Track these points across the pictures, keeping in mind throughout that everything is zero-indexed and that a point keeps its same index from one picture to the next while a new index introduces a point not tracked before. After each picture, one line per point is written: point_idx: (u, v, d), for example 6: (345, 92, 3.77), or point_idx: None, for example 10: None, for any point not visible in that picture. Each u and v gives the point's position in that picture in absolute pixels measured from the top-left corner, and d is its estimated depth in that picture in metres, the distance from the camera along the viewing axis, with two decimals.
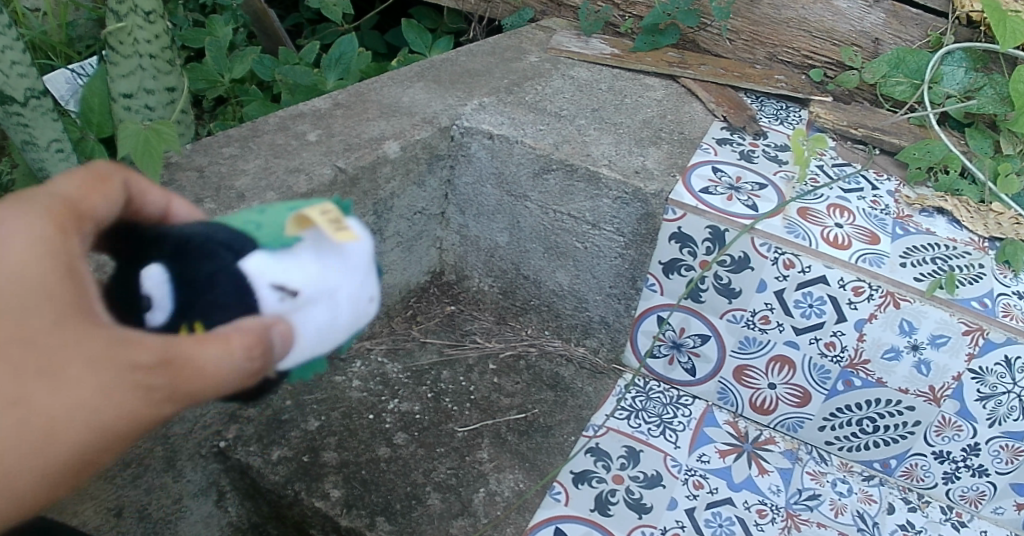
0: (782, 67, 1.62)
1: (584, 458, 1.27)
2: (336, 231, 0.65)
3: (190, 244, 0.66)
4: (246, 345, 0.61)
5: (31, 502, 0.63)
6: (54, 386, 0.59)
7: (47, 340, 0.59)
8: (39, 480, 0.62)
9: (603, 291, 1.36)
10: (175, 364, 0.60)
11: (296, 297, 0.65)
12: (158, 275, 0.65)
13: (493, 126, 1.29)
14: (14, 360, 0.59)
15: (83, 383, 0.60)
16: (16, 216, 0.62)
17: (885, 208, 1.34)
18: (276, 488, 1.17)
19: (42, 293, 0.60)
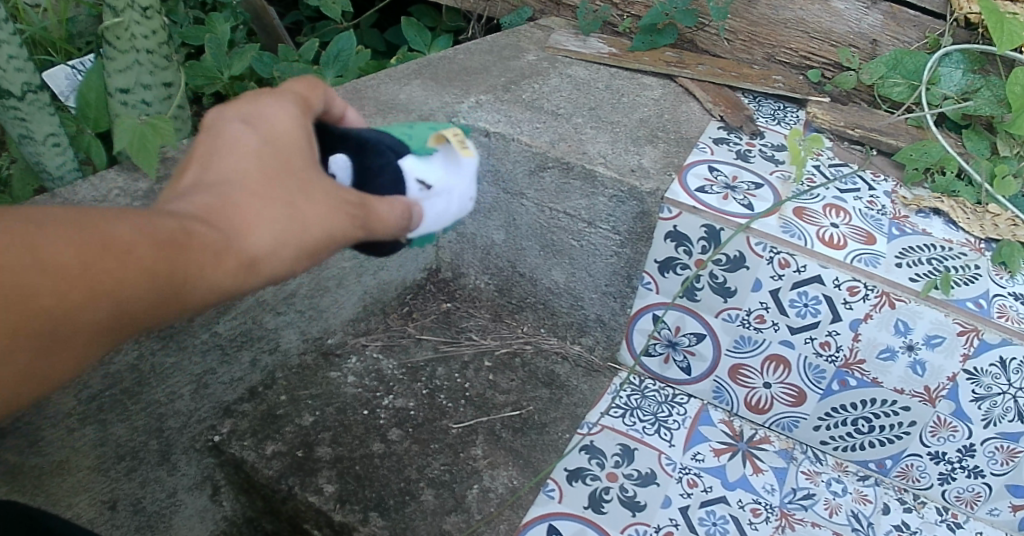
0: (780, 67, 1.63)
1: (578, 455, 1.27)
2: (461, 147, 0.86)
3: (366, 145, 0.85)
4: (414, 216, 0.80)
5: (234, 288, 0.69)
6: (294, 209, 0.70)
7: (305, 169, 0.72)
8: (253, 272, 0.69)
9: (599, 289, 1.36)
10: (374, 211, 0.75)
11: (430, 191, 0.86)
12: (342, 161, 0.84)
13: (489, 123, 1.29)
14: (277, 174, 0.71)
15: (324, 202, 0.71)
16: (284, 102, 0.77)
17: (881, 208, 1.34)
18: (270, 483, 1.17)
19: (292, 146, 0.73)
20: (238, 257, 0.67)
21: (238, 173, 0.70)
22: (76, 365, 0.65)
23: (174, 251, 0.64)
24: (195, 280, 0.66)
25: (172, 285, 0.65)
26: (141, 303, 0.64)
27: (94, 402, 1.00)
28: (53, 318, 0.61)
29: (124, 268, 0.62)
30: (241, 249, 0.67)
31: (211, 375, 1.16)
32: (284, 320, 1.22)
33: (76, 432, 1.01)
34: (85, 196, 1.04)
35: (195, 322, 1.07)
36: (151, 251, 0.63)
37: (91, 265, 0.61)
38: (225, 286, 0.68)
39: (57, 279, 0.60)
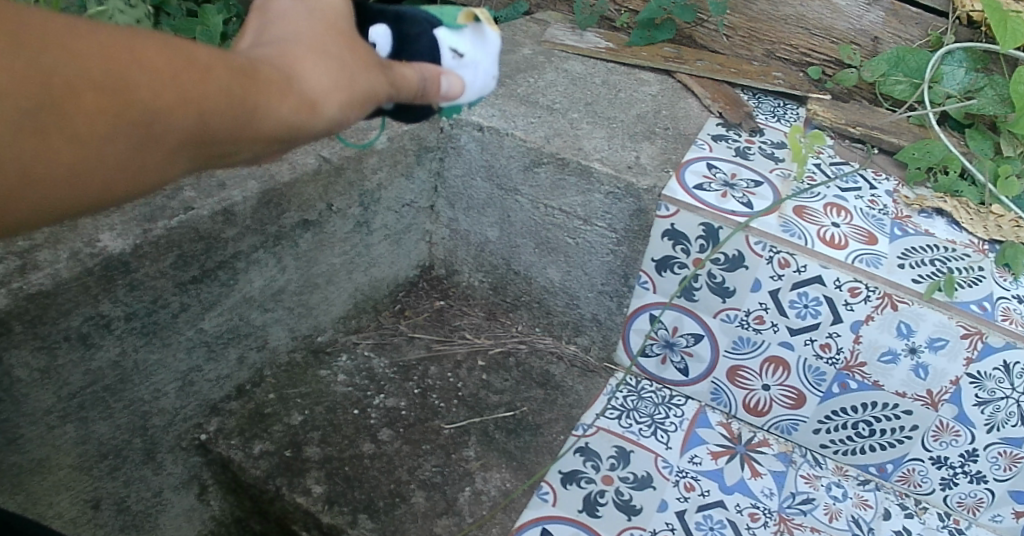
0: (779, 64, 1.60)
1: (573, 457, 1.25)
2: (492, 28, 0.89)
3: (405, 15, 0.87)
4: (456, 93, 0.81)
5: (300, 125, 0.65)
6: (347, 70, 0.69)
7: (362, 47, 0.72)
8: (312, 113, 0.65)
9: (595, 287, 1.33)
10: (405, 85, 0.74)
11: (461, 58, 0.87)
12: (382, 32, 0.85)
13: (483, 118, 1.27)
14: (326, 33, 0.70)
15: (381, 78, 0.71)
16: None
17: (883, 208, 1.32)
18: (257, 483, 1.14)
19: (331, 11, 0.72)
20: (304, 97, 0.64)
21: (293, 34, 0.68)
22: (137, 190, 0.59)
23: (245, 79, 0.60)
24: (262, 111, 0.61)
25: (246, 112, 0.60)
26: (219, 131, 0.59)
27: (75, 400, 0.98)
28: (134, 128, 0.55)
29: (211, 77, 0.58)
30: (302, 89, 0.65)
31: (197, 372, 1.13)
32: (273, 317, 1.19)
33: (57, 430, 0.98)
34: None
35: (180, 318, 1.04)
36: (227, 76, 0.59)
37: (179, 78, 0.56)
38: (291, 121, 0.64)
39: (145, 78, 0.54)
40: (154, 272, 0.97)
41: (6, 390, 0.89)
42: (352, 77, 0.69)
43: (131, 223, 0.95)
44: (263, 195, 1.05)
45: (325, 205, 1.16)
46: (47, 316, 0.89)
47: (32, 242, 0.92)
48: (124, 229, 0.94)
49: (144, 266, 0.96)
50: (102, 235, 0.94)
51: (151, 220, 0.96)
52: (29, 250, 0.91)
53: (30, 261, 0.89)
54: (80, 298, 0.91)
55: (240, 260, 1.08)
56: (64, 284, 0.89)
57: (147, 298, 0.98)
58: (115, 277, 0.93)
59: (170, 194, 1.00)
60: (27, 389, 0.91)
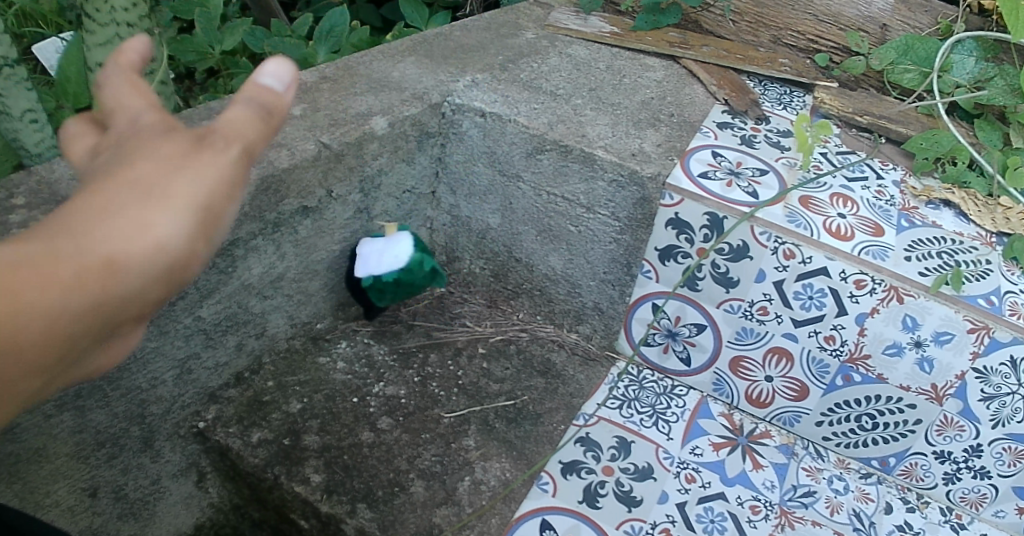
0: (786, 51, 1.56)
1: (573, 447, 1.24)
2: None
3: None
4: (292, 77, 0.66)
5: (97, 303, 0.53)
6: (161, 175, 0.57)
7: (148, 145, 0.60)
8: (106, 289, 0.53)
9: (597, 276, 1.31)
10: (242, 145, 0.61)
11: None
12: None
13: (486, 103, 1.23)
14: (138, 152, 0.59)
15: (194, 157, 0.58)
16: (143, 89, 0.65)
17: (890, 199, 1.30)
18: (256, 472, 1.14)
19: (156, 131, 0.62)
20: (90, 255, 0.52)
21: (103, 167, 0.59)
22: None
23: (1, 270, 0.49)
24: (38, 314, 0.50)
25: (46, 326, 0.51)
26: None
27: (71, 389, 0.97)
28: None
29: None
30: (91, 255, 0.53)
31: (195, 360, 1.12)
32: (272, 304, 1.18)
33: (54, 419, 0.97)
34: (62, 174, 0.99)
35: (177, 306, 1.03)
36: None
37: None
38: (83, 304, 0.52)
39: None
40: None
41: None
42: (165, 198, 0.56)
43: None
44: (262, 182, 1.02)
45: (324, 192, 1.12)
46: None
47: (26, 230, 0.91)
48: None
49: None
50: None
51: None
52: None
53: None
54: None
55: (237, 247, 1.04)
56: None
57: None
58: None
59: None
60: None
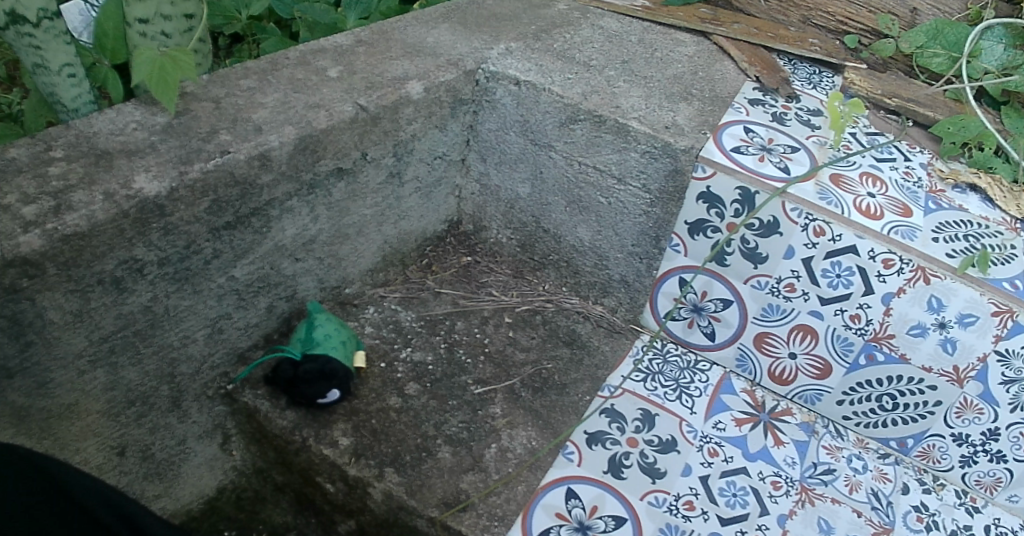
0: (815, 31, 1.55)
1: (598, 418, 1.24)
2: None
3: None
4: None
5: None
6: None
7: None
8: None
9: (625, 248, 1.31)
10: None
11: None
12: None
13: (520, 72, 1.22)
14: None
15: None
16: None
17: (917, 180, 1.30)
18: (284, 434, 1.14)
19: None
20: None
21: None
22: None
23: None
24: None
25: None
26: None
27: (106, 344, 0.97)
28: None
29: None
30: None
31: (227, 320, 1.11)
32: (303, 267, 1.17)
33: (87, 375, 0.98)
34: (101, 128, 0.99)
35: (212, 265, 1.03)
36: None
37: None
38: None
39: None
40: (189, 217, 0.96)
41: (38, 332, 0.90)
42: None
43: (166, 166, 0.94)
44: (300, 141, 1.02)
45: (359, 154, 1.12)
46: (80, 259, 0.89)
47: (66, 182, 0.91)
48: (159, 172, 0.93)
49: (179, 210, 0.94)
50: (137, 177, 0.92)
51: (187, 163, 0.95)
52: (64, 190, 0.90)
53: (64, 202, 0.88)
54: (115, 241, 0.90)
55: (273, 208, 1.05)
56: (98, 226, 0.88)
57: (181, 244, 0.97)
58: (149, 221, 0.92)
59: (206, 137, 0.99)
60: (59, 331, 0.91)
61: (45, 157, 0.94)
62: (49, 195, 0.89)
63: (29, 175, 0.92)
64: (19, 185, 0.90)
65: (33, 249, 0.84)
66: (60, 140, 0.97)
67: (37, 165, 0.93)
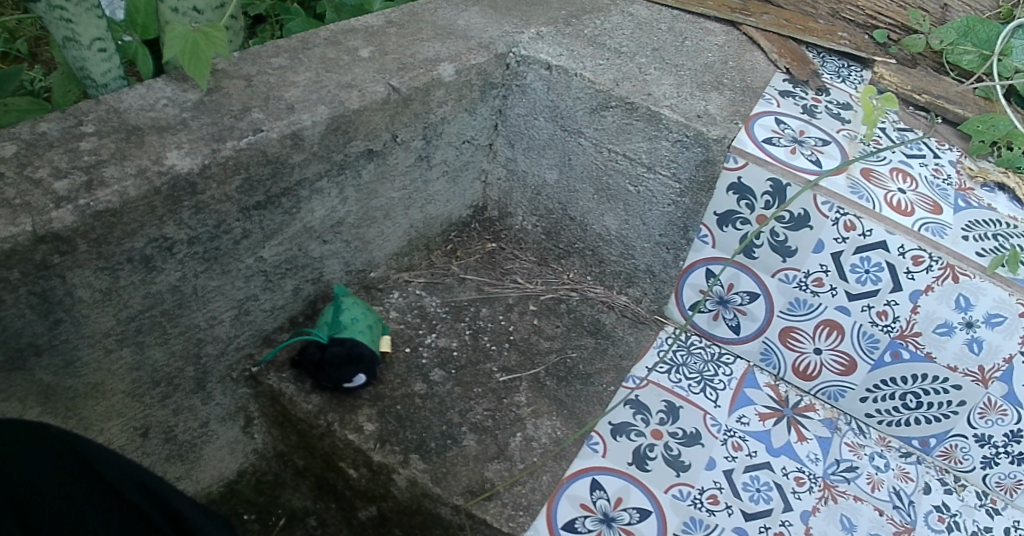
0: (844, 24, 1.52)
1: (623, 409, 1.22)
2: None
3: None
4: None
5: None
6: None
7: None
8: None
9: (652, 238, 1.29)
10: None
11: None
12: None
13: (552, 56, 1.21)
14: None
15: None
16: None
17: (947, 177, 1.28)
18: (308, 418, 1.13)
19: None
20: None
21: None
22: None
23: None
24: None
25: None
26: None
27: (133, 323, 0.96)
28: None
29: None
30: None
31: (253, 301, 1.10)
32: (330, 249, 1.16)
33: (113, 354, 0.97)
34: (132, 104, 0.98)
35: (241, 245, 1.02)
36: None
37: None
38: None
39: None
40: (221, 195, 0.95)
41: (66, 310, 0.88)
42: None
43: (199, 143, 0.93)
44: (332, 121, 1.01)
45: (390, 136, 1.11)
46: (111, 236, 0.87)
47: (97, 157, 0.90)
48: (191, 149, 0.92)
49: (210, 188, 0.93)
50: (169, 154, 0.91)
51: (220, 140, 0.94)
52: (96, 165, 0.89)
53: (96, 177, 0.87)
54: (146, 219, 0.89)
55: (303, 188, 1.04)
56: (130, 203, 0.87)
57: (211, 223, 0.96)
58: (180, 199, 0.91)
59: (238, 114, 0.98)
60: (87, 310, 0.90)
61: (77, 132, 0.93)
62: (81, 170, 0.88)
63: (60, 149, 0.91)
64: (51, 159, 0.89)
65: (64, 225, 0.83)
66: (91, 115, 0.95)
67: (68, 140, 0.92)
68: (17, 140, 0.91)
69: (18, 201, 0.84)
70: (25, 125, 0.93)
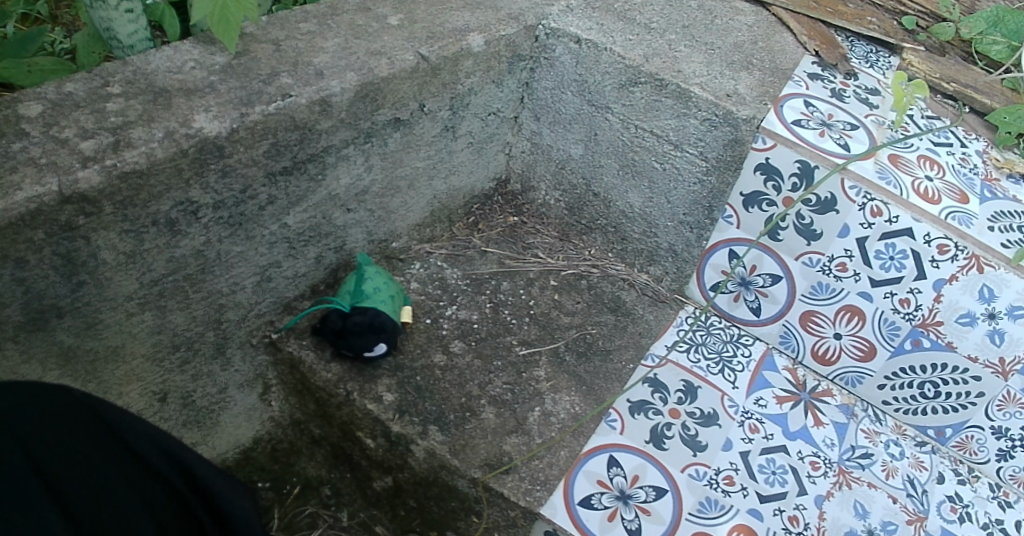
0: (873, 10, 1.45)
1: (642, 387, 1.22)
2: None
3: None
4: None
5: None
6: None
7: None
8: None
9: (676, 217, 1.27)
10: None
11: None
12: None
13: (581, 30, 1.19)
14: None
15: None
16: None
17: (974, 167, 1.27)
18: (328, 386, 1.13)
19: None
20: None
21: None
22: None
23: None
24: None
25: None
26: None
27: (155, 287, 0.96)
28: None
29: None
30: None
31: (276, 268, 1.10)
32: (353, 218, 1.15)
33: (135, 317, 0.97)
34: (159, 66, 0.97)
35: (266, 211, 1.01)
36: None
37: None
38: None
39: None
40: (247, 160, 0.94)
41: (90, 272, 0.88)
42: None
43: (227, 106, 0.92)
44: (361, 89, 1.00)
45: (417, 105, 1.10)
46: (137, 199, 0.87)
47: (124, 119, 0.89)
48: (220, 112, 0.91)
49: (238, 152, 0.93)
50: (197, 117, 0.90)
51: (248, 104, 0.93)
52: (122, 126, 0.88)
53: (123, 138, 0.87)
54: (172, 182, 0.89)
55: (330, 155, 1.03)
56: (157, 165, 0.86)
57: (237, 188, 0.96)
58: (207, 162, 0.91)
59: (266, 79, 0.97)
60: (110, 273, 0.90)
61: (103, 93, 0.92)
62: (107, 131, 0.87)
63: (87, 110, 0.90)
64: (77, 119, 0.89)
65: (90, 186, 0.83)
66: (118, 76, 0.95)
67: (95, 101, 0.91)
68: (43, 100, 0.90)
69: (44, 160, 0.83)
70: (51, 84, 0.92)
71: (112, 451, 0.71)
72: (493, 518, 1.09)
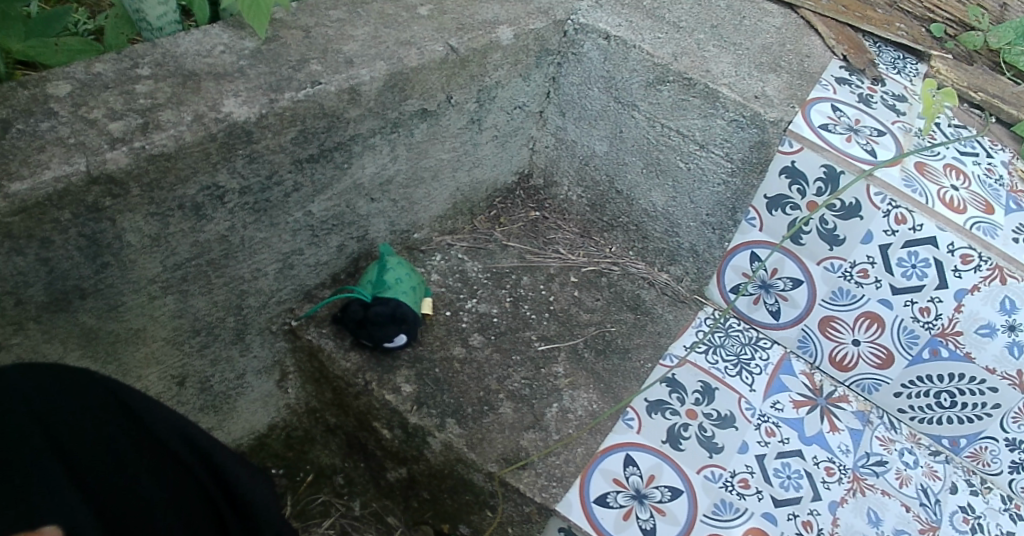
0: (901, 15, 1.43)
1: (659, 387, 1.21)
2: None
3: None
4: None
5: None
6: None
7: None
8: None
9: (699, 218, 1.26)
10: None
11: None
12: None
13: (610, 26, 1.18)
14: None
15: None
16: None
17: (999, 178, 1.26)
18: (346, 376, 1.13)
19: None
20: None
21: None
22: None
23: None
24: None
25: None
26: None
27: (178, 271, 0.96)
28: None
29: None
30: None
31: (298, 255, 1.09)
32: (377, 208, 1.15)
33: (157, 301, 0.97)
34: (189, 49, 0.97)
35: (292, 198, 1.01)
36: None
37: None
38: None
39: None
40: (275, 146, 0.94)
41: (114, 254, 0.88)
42: None
43: (256, 92, 0.92)
44: (390, 78, 1.00)
45: (444, 97, 1.10)
46: (164, 182, 0.87)
47: (153, 101, 0.89)
48: (249, 97, 0.91)
49: (266, 138, 0.93)
50: (226, 101, 0.90)
51: (278, 90, 0.93)
52: (152, 109, 0.88)
53: (151, 120, 0.86)
54: (200, 166, 0.89)
55: (356, 144, 1.03)
56: (185, 148, 0.86)
57: (263, 173, 0.96)
58: (235, 147, 0.91)
59: (296, 65, 0.97)
60: (135, 255, 0.90)
61: (132, 75, 0.92)
62: (136, 112, 0.87)
63: (116, 91, 0.90)
64: (106, 100, 0.88)
65: (119, 167, 0.82)
66: (147, 57, 0.95)
67: (124, 83, 0.91)
68: (71, 80, 0.90)
69: (72, 140, 0.83)
70: (81, 64, 0.92)
71: (133, 436, 0.71)
72: (507, 513, 1.09)
